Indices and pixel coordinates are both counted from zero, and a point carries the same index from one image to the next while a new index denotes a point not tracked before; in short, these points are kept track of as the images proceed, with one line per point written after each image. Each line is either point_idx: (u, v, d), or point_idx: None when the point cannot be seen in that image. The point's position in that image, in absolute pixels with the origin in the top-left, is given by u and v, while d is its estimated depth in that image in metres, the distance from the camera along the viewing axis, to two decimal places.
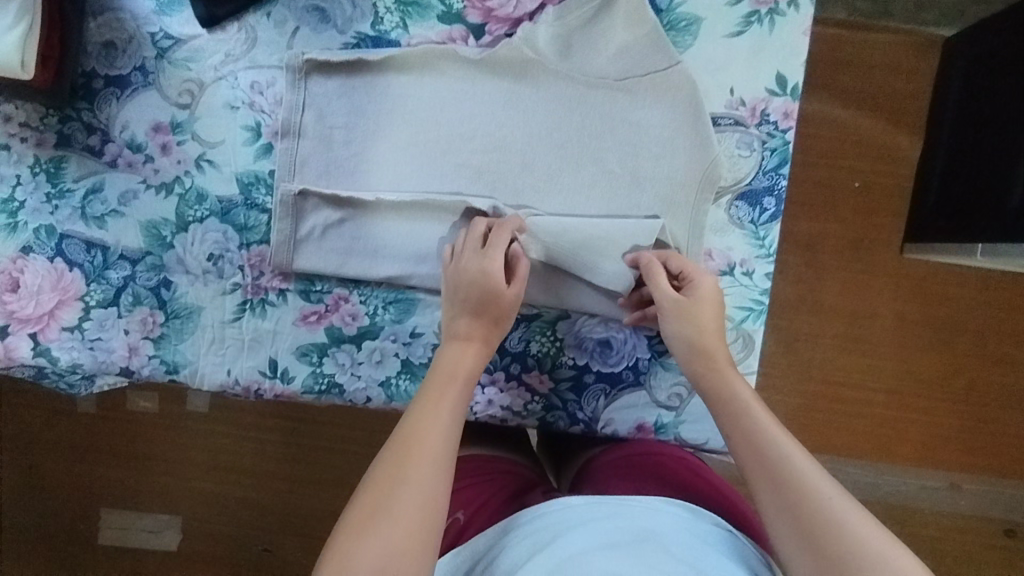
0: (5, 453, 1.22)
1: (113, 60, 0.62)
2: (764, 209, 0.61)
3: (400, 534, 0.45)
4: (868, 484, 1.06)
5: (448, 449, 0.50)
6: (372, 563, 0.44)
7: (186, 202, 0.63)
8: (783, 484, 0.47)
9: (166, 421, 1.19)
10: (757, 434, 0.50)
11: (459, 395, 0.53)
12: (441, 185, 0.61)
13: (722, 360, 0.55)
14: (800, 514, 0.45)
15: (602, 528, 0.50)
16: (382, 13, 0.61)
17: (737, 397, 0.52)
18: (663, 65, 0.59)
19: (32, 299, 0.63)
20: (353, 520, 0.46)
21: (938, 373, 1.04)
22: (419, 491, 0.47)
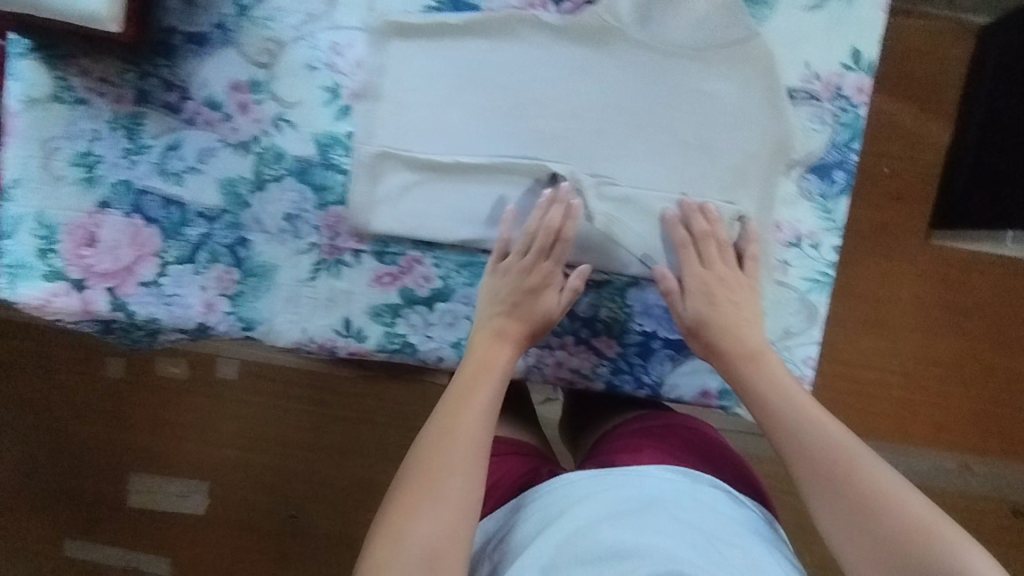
0: (37, 414, 1.23)
1: (192, 16, 0.61)
2: (834, 182, 0.62)
3: (444, 513, 0.53)
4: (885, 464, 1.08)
5: (483, 435, 0.58)
6: (422, 539, 0.51)
7: (265, 161, 0.63)
8: (821, 465, 0.55)
9: (196, 387, 1.21)
10: (792, 423, 0.57)
11: (491, 385, 0.60)
12: (516, 151, 0.61)
13: (766, 357, 0.60)
14: (841, 488, 0.53)
15: (607, 499, 0.57)
16: None
17: (775, 385, 0.59)
18: (742, 36, 0.59)
19: (110, 253, 0.64)
20: (401, 503, 0.54)
21: (957, 357, 1.06)
22: (460, 476, 0.55)
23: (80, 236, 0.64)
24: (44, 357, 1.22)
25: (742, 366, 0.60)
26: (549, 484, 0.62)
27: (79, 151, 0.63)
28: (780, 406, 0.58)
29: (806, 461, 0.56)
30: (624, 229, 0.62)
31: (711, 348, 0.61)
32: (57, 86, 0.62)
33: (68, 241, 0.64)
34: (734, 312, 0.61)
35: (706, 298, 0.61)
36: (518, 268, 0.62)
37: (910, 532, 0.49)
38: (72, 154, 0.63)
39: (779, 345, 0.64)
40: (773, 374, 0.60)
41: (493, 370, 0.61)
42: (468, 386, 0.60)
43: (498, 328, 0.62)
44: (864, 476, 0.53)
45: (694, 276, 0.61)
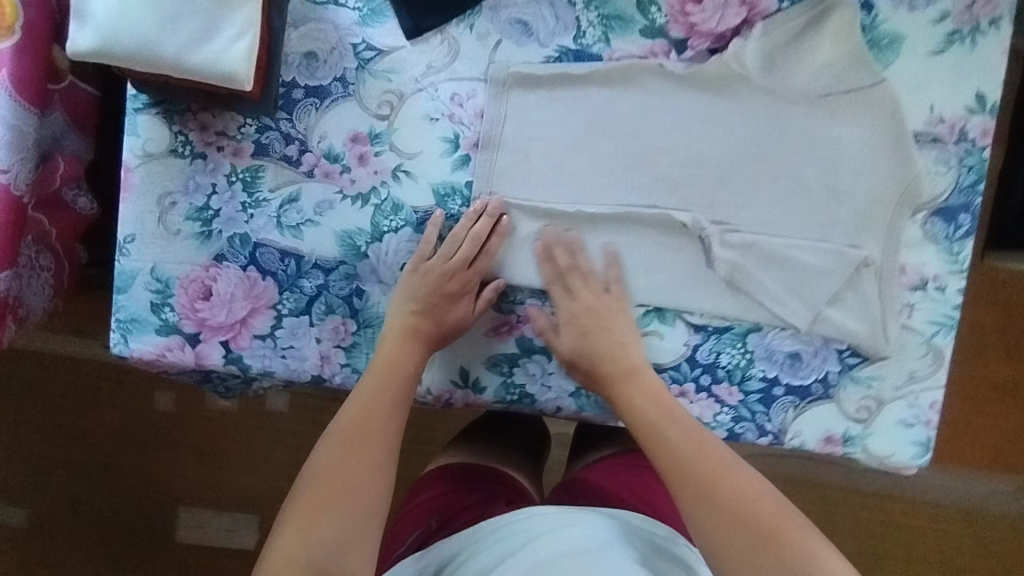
0: (87, 452, 1.20)
1: (314, 71, 0.62)
2: (960, 226, 0.61)
3: (350, 512, 0.56)
4: (939, 486, 1.15)
5: (390, 428, 0.61)
6: (332, 532, 0.54)
7: (382, 212, 0.63)
8: (694, 475, 0.56)
9: (248, 420, 1.18)
10: (664, 436, 0.59)
11: (399, 383, 0.62)
12: (639, 199, 0.61)
13: (632, 368, 0.61)
14: (707, 493, 0.55)
15: (571, 535, 0.60)
16: (585, 26, 0.61)
17: (649, 397, 0.60)
18: (867, 83, 0.59)
19: (224, 307, 0.64)
20: (304, 503, 0.56)
21: (1011, 380, 1.08)
22: (368, 476, 0.58)
23: (195, 290, 0.64)
24: (92, 394, 1.18)
25: (613, 384, 0.61)
26: (514, 514, 0.64)
27: (196, 205, 0.63)
28: (658, 421, 0.59)
29: (674, 469, 0.58)
30: (747, 273, 0.61)
31: (586, 368, 0.62)
32: (175, 141, 0.63)
33: (181, 295, 0.64)
34: (602, 335, 0.62)
35: (577, 330, 0.62)
36: (438, 273, 0.62)
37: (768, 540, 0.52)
38: (189, 209, 0.63)
39: (904, 390, 0.63)
40: (648, 388, 0.61)
41: (401, 371, 0.62)
42: (376, 389, 0.61)
43: (415, 330, 0.63)
44: (731, 484, 0.55)
45: (565, 307, 0.62)
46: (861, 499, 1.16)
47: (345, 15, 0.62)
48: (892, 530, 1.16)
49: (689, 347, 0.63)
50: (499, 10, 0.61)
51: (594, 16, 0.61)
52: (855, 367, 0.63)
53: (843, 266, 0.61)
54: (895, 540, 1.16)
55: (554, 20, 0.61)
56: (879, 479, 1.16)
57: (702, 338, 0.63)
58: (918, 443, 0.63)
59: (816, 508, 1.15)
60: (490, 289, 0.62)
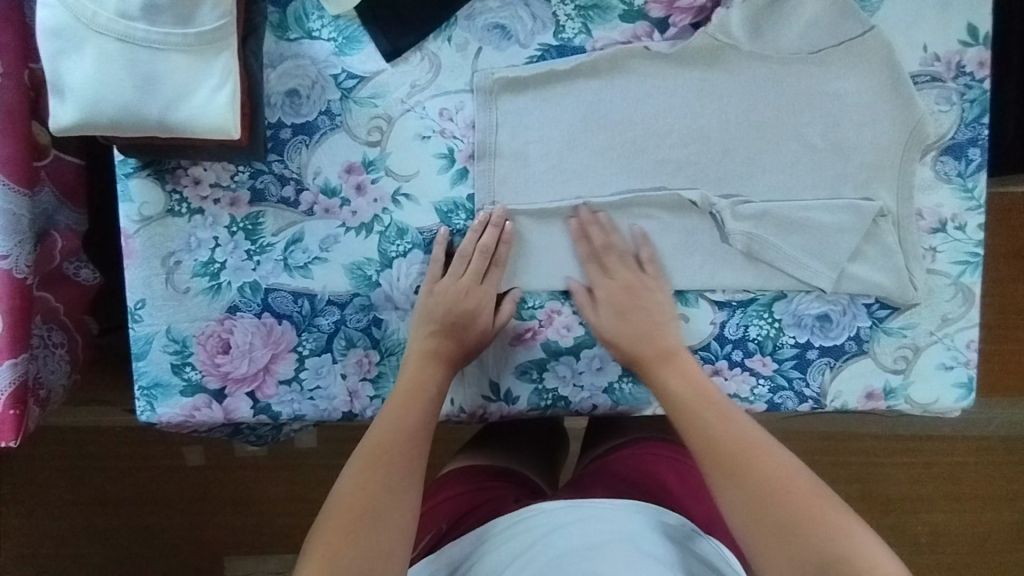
0: (124, 518, 1.19)
1: (298, 108, 0.61)
2: (970, 161, 0.60)
3: (379, 534, 0.52)
4: (979, 420, 1.14)
5: (416, 453, 0.57)
6: (355, 558, 0.50)
7: (388, 238, 0.62)
8: (721, 453, 0.54)
9: (279, 462, 1.17)
10: (700, 417, 0.56)
11: (425, 405, 0.59)
12: (643, 183, 0.61)
13: (673, 351, 0.60)
14: (736, 475, 0.52)
15: (582, 528, 0.59)
16: (564, 21, 0.60)
17: (687, 378, 0.59)
18: (857, 32, 0.58)
19: (245, 357, 0.63)
20: (326, 529, 0.52)
21: None
22: (398, 499, 0.54)
23: (213, 345, 0.63)
24: (119, 460, 1.17)
25: (652, 367, 0.60)
26: (525, 513, 0.64)
27: (201, 260, 0.63)
28: (694, 402, 0.57)
29: (701, 445, 0.55)
30: (764, 243, 0.60)
31: (623, 350, 0.60)
32: (170, 200, 0.62)
33: (200, 351, 0.63)
34: (642, 316, 0.61)
35: (616, 309, 0.61)
36: (456, 290, 0.61)
37: (798, 519, 0.48)
38: (195, 265, 0.63)
39: (939, 333, 0.62)
40: (684, 370, 0.59)
41: (425, 398, 0.59)
42: (401, 408, 0.58)
43: (436, 352, 0.61)
44: (759, 461, 0.52)
45: (602, 285, 0.61)
46: (901, 445, 1.15)
47: (321, 48, 0.61)
48: (938, 471, 1.15)
49: (717, 325, 0.62)
50: (475, 18, 0.61)
51: (571, 9, 0.60)
52: (885, 320, 0.62)
53: (858, 219, 0.60)
54: (941, 480, 1.15)
55: (531, 20, 0.60)
56: (917, 423, 1.15)
57: (727, 314, 0.62)
58: (962, 385, 0.62)
59: (860, 460, 1.15)
60: (509, 303, 0.62)
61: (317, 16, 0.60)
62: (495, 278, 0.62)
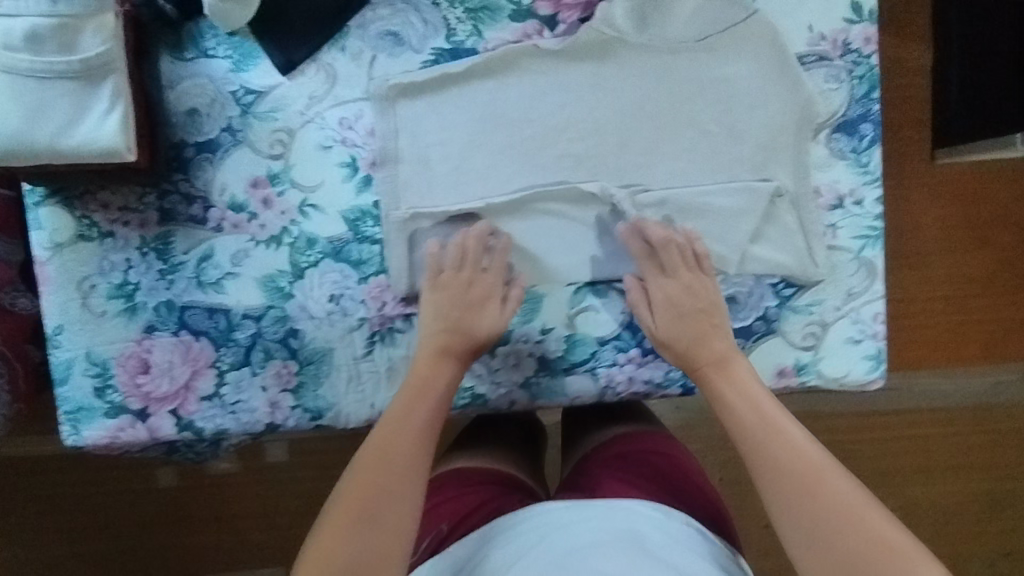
0: (100, 542, 1.19)
1: (199, 126, 0.62)
2: (863, 136, 0.61)
3: (374, 535, 0.52)
4: (942, 392, 1.15)
5: (420, 459, 0.56)
6: (351, 561, 0.51)
7: (298, 249, 0.63)
8: (788, 474, 0.52)
9: (249, 476, 1.17)
10: (763, 431, 0.55)
11: (432, 407, 0.58)
12: (545, 178, 0.61)
13: (727, 359, 0.60)
14: (802, 497, 0.51)
15: (584, 527, 0.58)
16: (454, 24, 0.61)
17: (742, 391, 0.58)
18: (740, 18, 0.59)
19: (165, 376, 0.64)
20: (326, 527, 0.52)
21: (987, 271, 1.05)
22: (398, 500, 0.54)
23: (133, 365, 0.64)
24: (90, 486, 1.17)
25: (708, 374, 0.59)
26: (525, 514, 0.63)
27: (115, 283, 0.63)
28: (750, 415, 0.56)
29: (765, 464, 0.54)
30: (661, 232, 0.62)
31: (678, 352, 0.60)
32: (81, 225, 0.63)
33: (121, 372, 0.64)
34: (698, 318, 0.61)
35: (672, 309, 0.60)
36: (456, 284, 0.62)
37: (865, 549, 0.48)
38: (109, 288, 0.63)
39: (845, 308, 0.63)
40: (742, 381, 0.58)
41: (431, 404, 0.58)
42: (406, 409, 0.58)
43: (447, 347, 0.61)
44: (829, 485, 0.51)
45: (650, 275, 0.61)
46: (867, 419, 1.16)
47: (218, 66, 0.61)
48: (904, 444, 1.16)
49: (627, 313, 0.64)
50: (366, 27, 0.61)
51: (460, 12, 0.61)
52: (793, 298, 0.63)
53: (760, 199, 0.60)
54: (908, 452, 1.16)
55: (423, 25, 0.61)
56: (880, 398, 1.15)
57: None
58: (871, 357, 0.63)
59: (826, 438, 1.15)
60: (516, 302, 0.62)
61: (212, 35, 0.61)
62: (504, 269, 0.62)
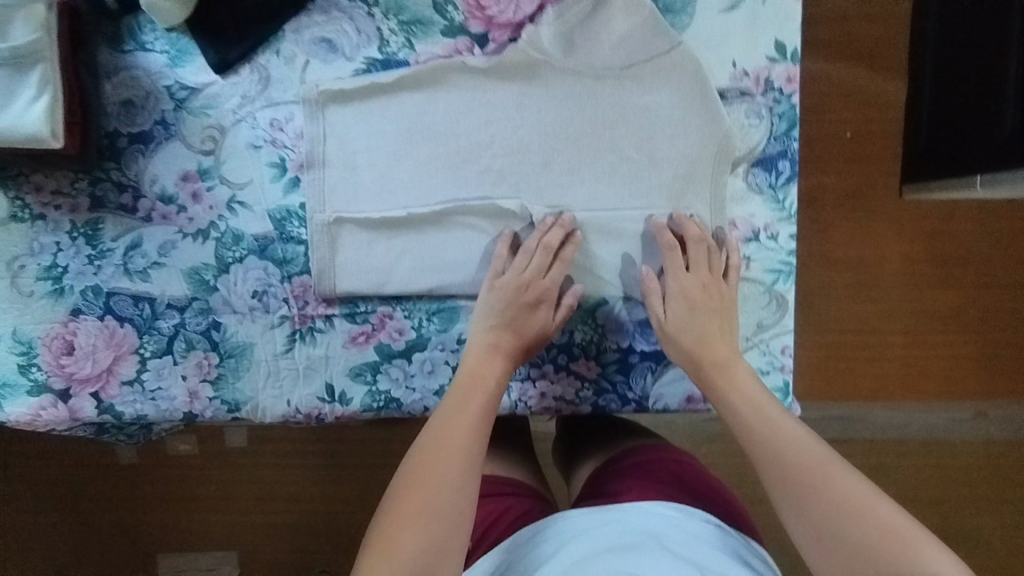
0: (48, 516, 1.17)
1: (134, 117, 0.63)
2: (780, 172, 0.63)
3: (438, 526, 0.51)
4: (898, 426, 1.10)
5: (477, 457, 0.56)
6: (416, 554, 0.49)
7: (224, 244, 0.64)
8: (792, 476, 0.52)
9: (204, 461, 1.15)
10: (766, 435, 0.55)
11: (486, 399, 0.59)
12: (469, 193, 0.63)
13: (728, 357, 0.61)
14: (810, 493, 0.51)
15: (606, 533, 0.57)
16: (388, 36, 0.63)
17: (743, 394, 0.59)
18: (665, 49, 0.61)
19: (88, 359, 0.65)
20: (388, 520, 0.51)
21: (947, 307, 1.04)
22: (456, 491, 0.53)
23: (58, 346, 0.65)
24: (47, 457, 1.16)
25: (709, 373, 0.60)
26: (542, 523, 0.61)
27: (44, 264, 0.65)
28: (748, 416, 0.57)
29: (772, 467, 0.54)
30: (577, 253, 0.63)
31: (685, 349, 0.61)
32: (13, 206, 0.64)
33: (45, 352, 0.65)
34: (710, 319, 0.61)
35: (688, 303, 0.61)
36: (517, 284, 0.61)
37: (879, 538, 0.46)
38: (38, 269, 0.65)
39: (754, 339, 0.64)
40: (743, 383, 0.59)
41: (481, 406, 0.58)
42: (459, 401, 0.58)
43: (498, 346, 0.61)
44: (836, 478, 0.50)
45: (677, 279, 0.61)
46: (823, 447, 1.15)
47: (154, 60, 0.63)
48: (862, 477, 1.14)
49: None
50: (302, 32, 0.63)
51: (394, 25, 0.63)
52: None
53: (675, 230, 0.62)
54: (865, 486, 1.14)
55: (357, 34, 0.63)
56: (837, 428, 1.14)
57: None
58: (778, 389, 0.64)
59: None
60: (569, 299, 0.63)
61: (150, 29, 0.63)
62: (540, 266, 0.62)
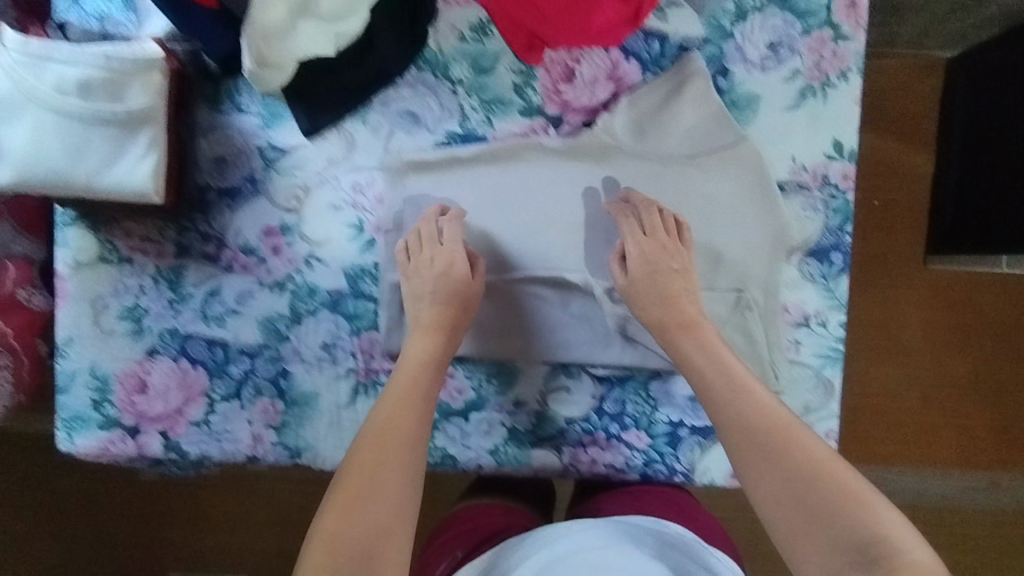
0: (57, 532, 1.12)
1: (224, 173, 0.67)
2: (833, 264, 0.66)
3: (386, 505, 0.56)
4: (914, 491, 1.08)
5: (418, 445, 0.59)
6: (369, 529, 0.54)
7: (299, 296, 0.68)
8: (761, 440, 0.56)
9: (222, 484, 1.11)
10: (738, 402, 0.58)
11: (432, 378, 0.63)
12: (537, 264, 0.66)
13: (692, 319, 0.63)
14: (784, 462, 0.54)
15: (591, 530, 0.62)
16: (468, 111, 0.66)
17: (709, 356, 0.61)
18: (730, 141, 0.64)
19: (160, 398, 0.68)
20: (339, 501, 0.55)
21: (967, 377, 1.05)
22: (404, 470, 0.58)
23: (132, 384, 0.68)
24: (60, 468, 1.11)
25: (676, 333, 0.62)
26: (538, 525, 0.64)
27: (126, 305, 0.68)
28: (718, 385, 0.59)
29: (745, 437, 0.57)
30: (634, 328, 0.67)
31: (648, 309, 0.63)
32: (102, 248, 0.67)
33: (119, 389, 0.68)
34: (675, 279, 0.64)
35: (648, 266, 0.63)
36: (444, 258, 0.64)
37: (843, 501, 0.51)
38: (121, 309, 0.68)
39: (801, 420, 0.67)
40: (709, 343, 0.61)
41: (418, 396, 0.61)
42: (405, 385, 0.62)
43: (442, 324, 0.64)
44: (809, 450, 0.55)
45: (635, 240, 0.63)
46: None
47: (249, 121, 0.67)
48: None
49: (596, 399, 0.68)
50: (389, 104, 0.66)
51: (475, 102, 0.66)
52: None
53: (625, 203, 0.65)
54: None
55: (439, 108, 0.66)
56: None
57: (607, 389, 0.68)
58: None
59: None
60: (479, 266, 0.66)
61: (247, 92, 0.66)
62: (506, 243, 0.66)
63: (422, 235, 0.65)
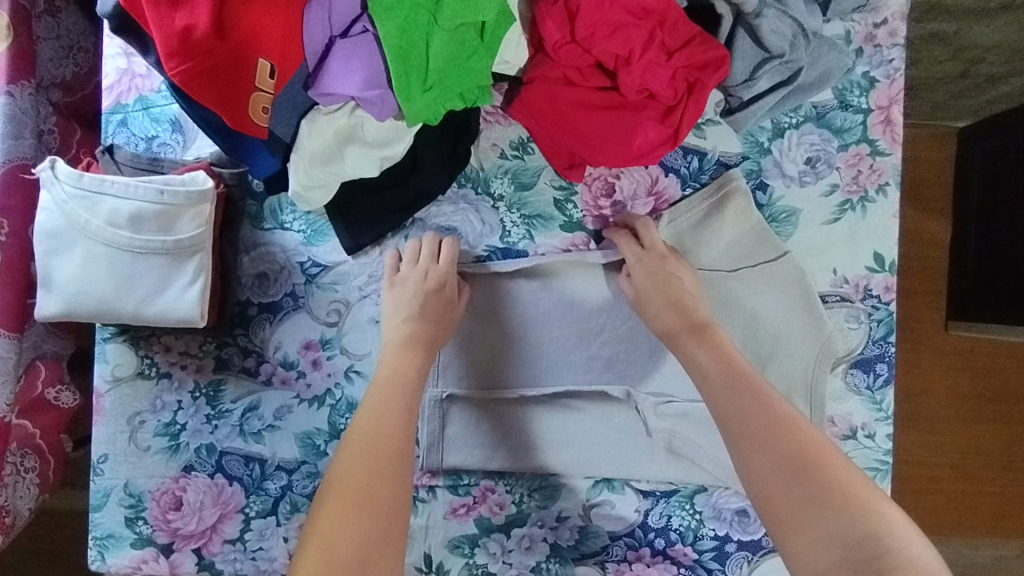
0: None
1: (266, 289, 0.67)
2: (878, 375, 0.65)
3: (369, 520, 0.55)
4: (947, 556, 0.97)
5: (402, 456, 0.59)
6: (354, 547, 0.53)
7: (338, 411, 0.67)
8: (760, 430, 0.56)
9: None
10: (738, 390, 0.58)
11: (410, 393, 0.61)
12: (578, 378, 0.66)
13: (698, 321, 0.62)
14: (780, 448, 0.55)
15: None
16: (509, 226, 0.67)
17: (713, 353, 0.61)
18: (772, 256, 0.64)
19: (194, 515, 0.67)
20: (326, 517, 0.55)
21: (1006, 441, 0.87)
22: (388, 483, 0.57)
23: (167, 501, 0.67)
24: None
25: (680, 336, 0.62)
26: None
27: (163, 421, 0.67)
28: (717, 375, 0.59)
29: (748, 428, 0.57)
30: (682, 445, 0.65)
31: (655, 314, 0.63)
32: (142, 363, 0.67)
33: (154, 506, 0.67)
34: (673, 282, 0.63)
35: (648, 273, 0.63)
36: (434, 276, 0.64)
37: (838, 492, 0.53)
38: (158, 426, 0.67)
39: None
40: (714, 340, 0.61)
41: (400, 407, 0.60)
42: (381, 403, 0.60)
43: (421, 339, 0.63)
44: (805, 438, 0.56)
45: (635, 254, 0.64)
46: None
47: (290, 238, 0.67)
48: None
49: (641, 513, 0.66)
50: (429, 219, 0.67)
51: (516, 217, 0.67)
52: None
53: (624, 226, 0.66)
54: None
55: (480, 224, 0.67)
56: None
57: (652, 503, 0.66)
58: None
59: None
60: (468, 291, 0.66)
61: (290, 210, 0.67)
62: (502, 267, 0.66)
63: (419, 250, 0.66)
